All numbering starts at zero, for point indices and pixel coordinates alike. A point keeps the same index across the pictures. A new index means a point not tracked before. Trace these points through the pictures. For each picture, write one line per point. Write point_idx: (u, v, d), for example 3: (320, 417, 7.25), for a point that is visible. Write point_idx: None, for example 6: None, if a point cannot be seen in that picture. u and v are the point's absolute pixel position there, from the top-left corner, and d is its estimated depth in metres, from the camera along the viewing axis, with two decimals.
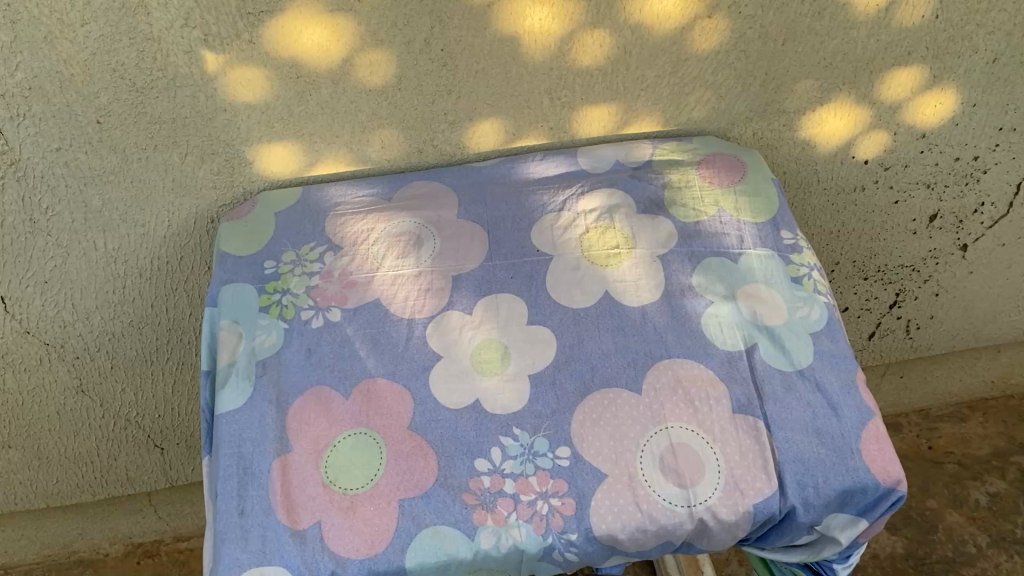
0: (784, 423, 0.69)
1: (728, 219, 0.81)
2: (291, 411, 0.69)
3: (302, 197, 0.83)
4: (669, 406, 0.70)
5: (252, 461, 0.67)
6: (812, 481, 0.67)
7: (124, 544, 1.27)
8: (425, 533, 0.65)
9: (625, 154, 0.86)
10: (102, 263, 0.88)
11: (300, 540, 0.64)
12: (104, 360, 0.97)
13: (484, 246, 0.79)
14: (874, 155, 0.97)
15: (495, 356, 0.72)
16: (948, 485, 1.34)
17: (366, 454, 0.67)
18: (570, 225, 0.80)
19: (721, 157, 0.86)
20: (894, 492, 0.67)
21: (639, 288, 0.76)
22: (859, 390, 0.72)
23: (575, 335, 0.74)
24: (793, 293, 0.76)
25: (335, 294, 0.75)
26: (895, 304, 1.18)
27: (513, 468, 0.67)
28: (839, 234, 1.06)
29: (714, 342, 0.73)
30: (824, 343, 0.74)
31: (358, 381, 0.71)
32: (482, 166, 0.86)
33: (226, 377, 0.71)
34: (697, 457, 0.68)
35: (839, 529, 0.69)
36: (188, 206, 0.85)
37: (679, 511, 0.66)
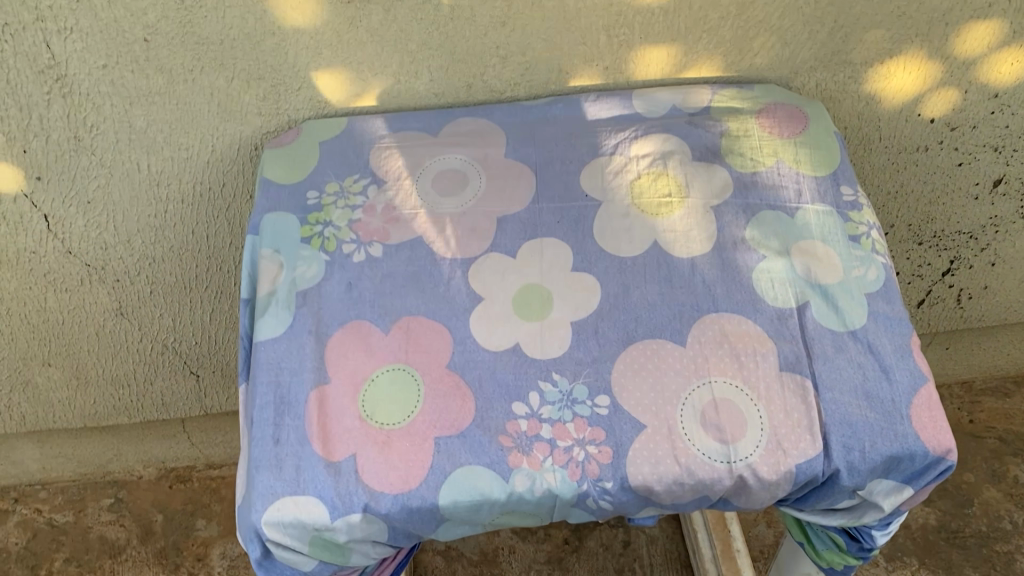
0: (832, 384, 0.67)
1: (786, 171, 0.78)
2: (330, 342, 0.68)
3: (347, 129, 0.81)
4: (714, 360, 0.68)
5: (289, 390, 0.66)
6: (859, 444, 0.65)
7: (157, 468, 1.29)
8: (460, 472, 0.64)
9: (682, 100, 0.83)
10: (145, 185, 0.87)
11: (334, 472, 0.63)
12: (144, 284, 0.97)
13: (532, 187, 0.77)
14: (942, 113, 0.93)
15: (538, 301, 0.71)
16: (987, 460, 1.31)
17: (404, 390, 0.66)
18: (621, 171, 0.78)
19: (783, 107, 0.82)
20: (943, 461, 0.65)
21: (690, 238, 0.74)
22: (913, 355, 0.69)
23: (620, 283, 0.72)
24: (851, 252, 0.73)
25: (377, 229, 0.74)
26: (949, 271, 1.14)
27: (551, 414, 0.66)
28: (896, 195, 1.02)
29: (765, 299, 0.71)
30: (880, 305, 0.71)
31: (399, 317, 0.70)
32: (533, 105, 0.83)
33: (266, 306, 0.70)
34: (740, 414, 0.66)
35: (882, 496, 0.67)
36: (232, 132, 0.84)
37: (718, 467, 0.65)
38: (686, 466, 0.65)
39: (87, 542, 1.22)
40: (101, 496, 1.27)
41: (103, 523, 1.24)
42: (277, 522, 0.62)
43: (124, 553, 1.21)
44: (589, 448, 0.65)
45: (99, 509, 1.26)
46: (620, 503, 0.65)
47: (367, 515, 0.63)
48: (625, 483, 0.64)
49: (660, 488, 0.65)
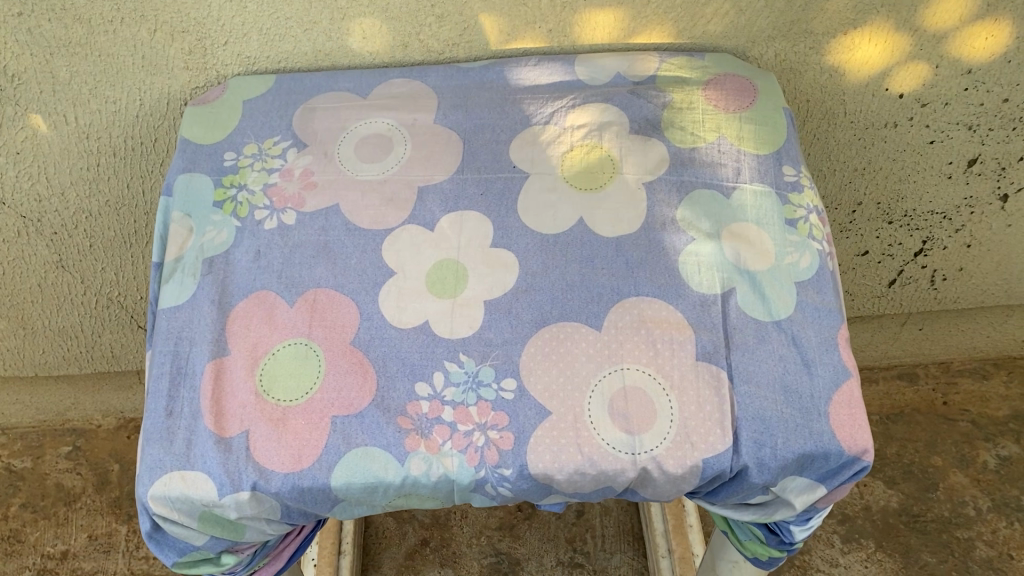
0: (749, 377, 0.64)
1: (728, 147, 0.74)
2: (233, 313, 0.66)
3: (274, 87, 0.78)
4: (628, 346, 0.65)
5: (186, 361, 0.65)
6: (771, 441, 0.63)
7: (116, 418, 1.30)
8: (355, 453, 0.62)
9: (628, 67, 0.79)
10: (75, 138, 0.85)
11: (225, 448, 0.62)
12: (84, 237, 0.95)
13: (459, 156, 0.73)
14: (911, 89, 0.88)
15: (452, 278, 0.68)
16: (957, 444, 1.28)
17: (303, 366, 0.64)
18: (554, 141, 0.74)
19: (732, 79, 0.78)
20: (857, 461, 0.63)
21: (617, 216, 0.71)
22: (840, 348, 0.66)
23: (540, 262, 0.69)
24: (785, 237, 0.70)
25: (292, 195, 0.71)
26: (921, 252, 1.10)
27: (454, 396, 0.64)
28: (864, 172, 0.98)
29: (689, 283, 0.67)
30: (809, 295, 0.68)
31: (306, 289, 0.67)
32: (471, 67, 0.80)
33: (172, 273, 0.69)
34: (650, 404, 0.63)
35: (795, 493, 0.65)
36: (160, 86, 0.81)
37: (622, 459, 0.62)
38: (589, 456, 0.62)
39: (43, 488, 1.23)
40: (59, 444, 1.28)
41: (60, 470, 1.25)
42: (163, 496, 0.61)
43: (79, 501, 1.22)
44: (490, 433, 0.63)
45: (57, 456, 1.26)
46: (521, 490, 0.63)
47: (257, 493, 0.61)
48: (524, 470, 0.62)
49: (561, 477, 0.63)
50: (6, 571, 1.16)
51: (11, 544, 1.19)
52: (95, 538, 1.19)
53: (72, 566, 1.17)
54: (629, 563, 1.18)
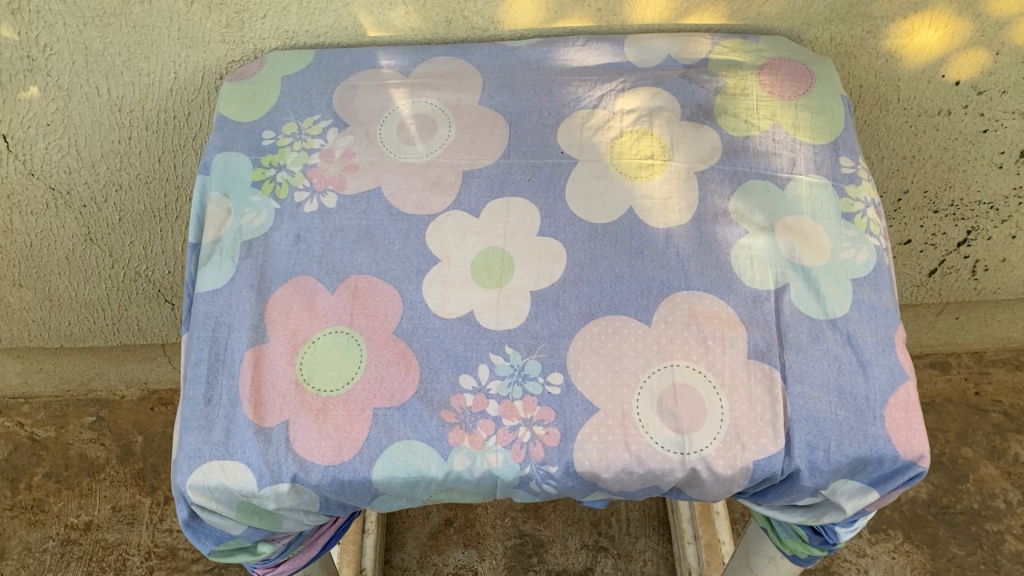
0: (803, 377, 0.62)
1: (783, 136, 0.71)
2: (272, 299, 0.65)
3: (313, 63, 0.76)
4: (678, 342, 0.63)
5: (225, 348, 0.63)
6: (824, 444, 0.61)
7: (139, 389, 1.29)
8: (397, 447, 0.61)
9: (679, 49, 0.76)
10: (107, 110, 0.83)
11: (265, 438, 0.60)
12: (113, 210, 0.94)
13: (505, 140, 0.71)
14: (969, 76, 0.85)
15: (498, 266, 0.66)
16: (988, 435, 1.26)
17: (344, 355, 0.63)
18: (603, 126, 0.72)
19: (788, 64, 0.75)
20: (912, 467, 0.61)
21: (668, 207, 0.68)
22: (896, 349, 0.64)
23: (588, 252, 0.67)
24: (842, 232, 0.67)
25: (333, 176, 0.69)
26: (965, 242, 1.07)
27: (500, 389, 0.62)
28: (913, 160, 0.95)
29: (742, 278, 0.65)
30: (865, 293, 0.66)
31: (347, 275, 0.65)
32: (516, 46, 0.77)
33: (209, 255, 0.67)
34: (701, 403, 0.62)
35: (845, 497, 0.63)
36: (195, 59, 0.78)
37: (671, 458, 0.61)
38: (637, 455, 0.61)
39: (67, 458, 1.23)
40: (83, 414, 1.27)
41: (83, 441, 1.25)
42: (202, 486, 0.60)
43: (103, 472, 1.22)
44: (536, 429, 0.61)
45: (81, 426, 1.26)
46: (565, 486, 0.62)
47: (297, 485, 0.60)
48: (570, 468, 0.61)
49: (607, 475, 0.61)
50: (30, 541, 1.17)
51: (35, 514, 1.19)
52: (119, 510, 1.19)
53: (96, 538, 1.17)
54: (654, 548, 1.17)
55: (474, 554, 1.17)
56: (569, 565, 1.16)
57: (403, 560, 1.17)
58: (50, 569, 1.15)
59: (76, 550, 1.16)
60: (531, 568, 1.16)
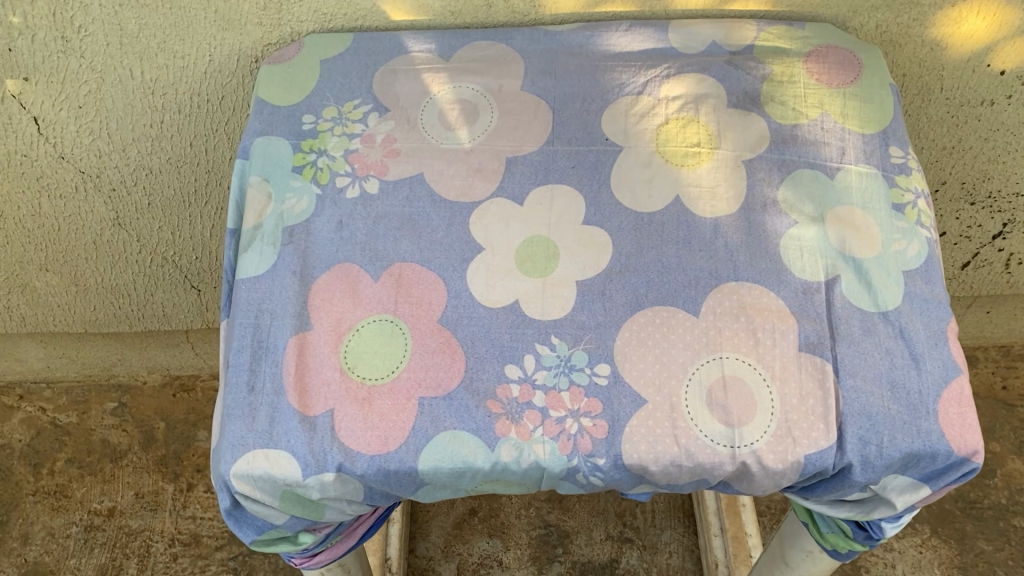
0: (855, 371, 0.61)
1: (831, 125, 0.70)
2: (315, 286, 0.64)
3: (352, 46, 0.74)
4: (728, 334, 0.62)
5: (268, 335, 0.62)
6: (877, 439, 0.60)
7: (161, 375, 1.28)
8: (443, 437, 0.60)
9: (724, 35, 0.75)
10: (140, 93, 0.82)
11: (310, 427, 0.59)
12: (142, 195, 0.93)
13: (548, 126, 0.70)
14: (1014, 66, 0.83)
15: (543, 255, 0.65)
16: (1015, 430, 1.26)
17: (389, 343, 0.62)
18: (648, 113, 0.70)
19: (836, 51, 0.74)
20: (966, 462, 0.60)
21: (716, 196, 0.67)
22: (948, 343, 0.63)
23: (634, 242, 0.66)
24: (893, 223, 0.66)
25: (375, 162, 0.68)
26: (1000, 234, 1.06)
27: (546, 380, 0.61)
28: (953, 151, 0.93)
29: (792, 270, 0.64)
30: (917, 285, 0.64)
31: (391, 263, 0.64)
32: (557, 31, 0.76)
33: (250, 241, 0.66)
34: (751, 395, 0.61)
35: (896, 493, 0.62)
36: (231, 42, 0.77)
37: (720, 451, 0.60)
38: (686, 448, 0.60)
39: (89, 444, 1.23)
40: (105, 400, 1.26)
41: (105, 426, 1.24)
42: (246, 475, 0.59)
43: (125, 458, 1.22)
44: (583, 421, 0.60)
45: (103, 412, 1.25)
46: (612, 479, 0.61)
47: (342, 475, 0.59)
48: (619, 460, 0.60)
49: (656, 468, 0.60)
50: (54, 526, 1.16)
51: (58, 499, 1.18)
52: (142, 496, 1.18)
53: (119, 524, 1.16)
54: (679, 540, 1.16)
55: (498, 544, 1.16)
56: (594, 556, 1.15)
57: (427, 550, 1.16)
58: (74, 554, 1.14)
59: (99, 536, 1.16)
60: (555, 558, 1.15)
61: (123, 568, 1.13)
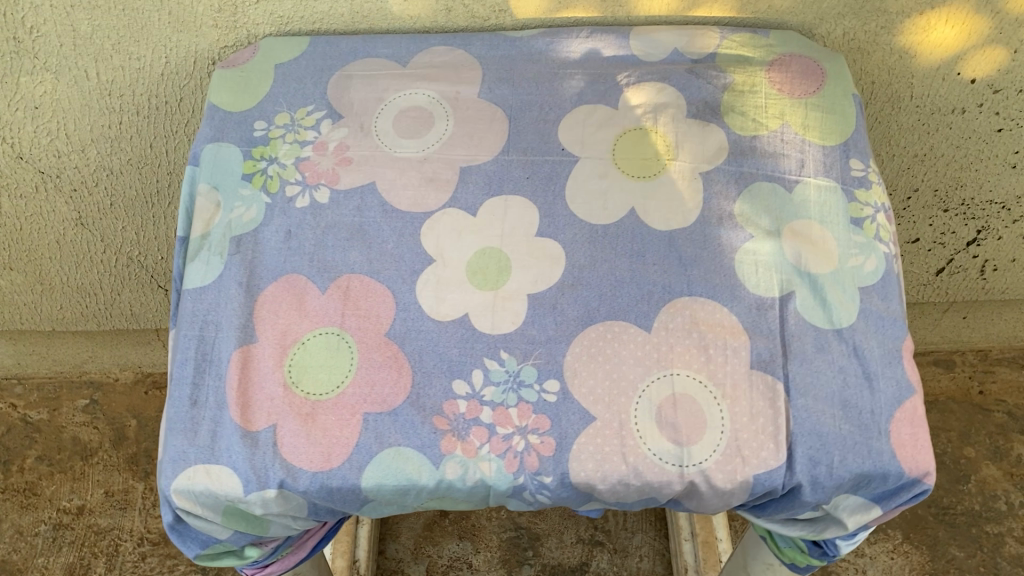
0: (807, 389, 0.61)
1: (792, 137, 0.69)
2: (261, 298, 0.63)
3: (308, 51, 0.73)
4: (679, 350, 0.61)
5: (212, 348, 0.62)
6: (827, 459, 0.59)
7: (133, 372, 1.27)
8: (387, 454, 0.59)
9: (686, 43, 0.74)
10: (96, 94, 0.81)
11: (251, 442, 0.59)
12: (104, 196, 0.92)
13: (504, 135, 0.69)
14: (985, 74, 0.82)
15: (495, 268, 0.64)
16: (991, 436, 1.25)
17: (334, 357, 0.61)
18: (606, 122, 0.69)
19: (799, 60, 0.73)
20: (917, 483, 0.60)
21: (671, 208, 0.66)
22: (903, 361, 0.62)
23: (588, 255, 0.65)
24: (850, 238, 0.65)
25: (326, 170, 0.67)
26: (974, 241, 1.05)
27: (494, 396, 0.60)
28: (924, 158, 0.93)
29: (746, 285, 0.63)
30: (873, 302, 0.64)
31: (339, 274, 0.64)
32: (517, 37, 0.74)
33: (197, 251, 0.65)
34: (701, 413, 0.60)
35: (848, 512, 0.61)
36: (187, 44, 0.76)
37: (668, 470, 0.59)
38: (634, 466, 0.59)
39: (59, 441, 1.22)
40: (76, 397, 1.26)
41: (76, 424, 1.23)
42: (187, 490, 0.58)
43: (96, 456, 1.21)
44: (530, 438, 0.60)
45: (74, 409, 1.25)
46: (560, 497, 0.61)
47: (284, 491, 0.58)
48: (565, 478, 0.59)
49: (603, 486, 0.60)
50: (22, 524, 1.16)
51: (27, 497, 1.18)
52: (111, 495, 1.18)
53: (88, 522, 1.16)
54: (650, 544, 1.16)
55: (468, 547, 1.16)
56: (564, 559, 1.15)
57: (397, 551, 1.16)
58: (42, 553, 1.14)
59: (68, 535, 1.15)
60: (525, 561, 1.15)
61: (91, 567, 1.13)
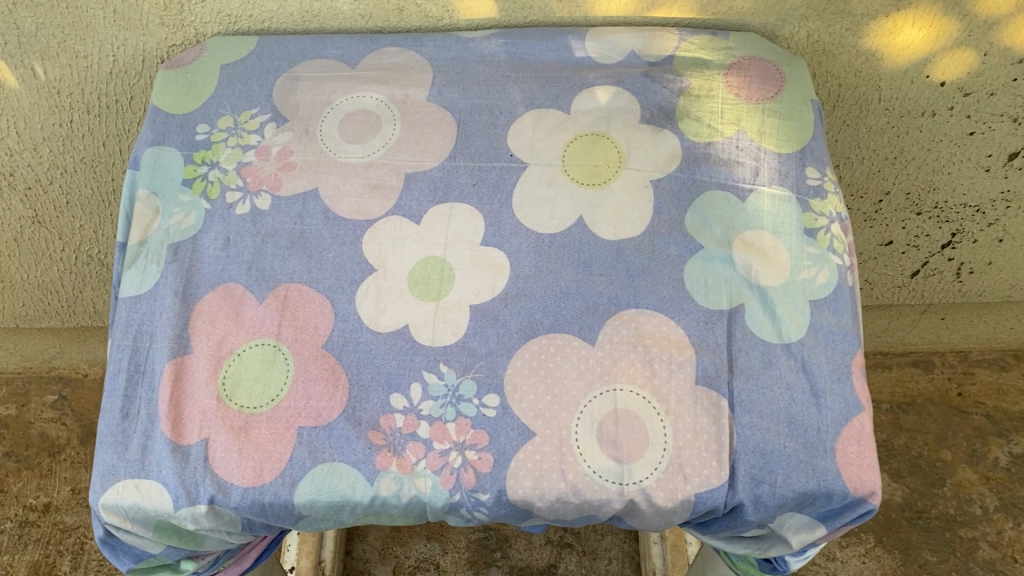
0: (752, 406, 0.59)
1: (747, 144, 0.67)
2: (197, 307, 0.61)
3: (255, 51, 0.72)
4: (623, 365, 0.60)
5: (146, 358, 0.61)
6: (770, 478, 0.58)
7: (103, 368, 1.26)
8: (321, 469, 0.58)
9: (644, 45, 0.72)
10: (44, 92, 0.79)
11: (182, 457, 0.57)
12: (59, 194, 0.91)
13: (452, 140, 0.67)
14: (954, 77, 0.80)
15: (437, 278, 0.62)
16: (969, 438, 1.24)
17: (270, 369, 0.59)
18: (557, 127, 0.67)
19: (758, 64, 0.71)
20: (863, 503, 0.59)
21: (620, 217, 0.64)
22: (853, 377, 0.61)
23: (533, 264, 0.63)
24: (803, 249, 0.64)
25: (268, 176, 0.65)
26: (949, 244, 1.03)
27: (432, 410, 0.59)
28: (895, 161, 0.91)
29: (694, 298, 0.62)
30: (823, 316, 0.62)
31: (277, 284, 0.62)
32: (470, 38, 0.73)
33: (134, 258, 0.64)
34: (643, 430, 0.58)
35: (793, 531, 0.60)
36: (133, 42, 0.74)
37: (608, 488, 0.58)
38: (573, 483, 0.58)
39: (27, 437, 1.21)
40: (45, 392, 1.25)
41: (44, 420, 1.23)
42: (116, 505, 0.57)
43: (63, 452, 1.20)
44: (468, 454, 0.58)
45: (42, 405, 1.24)
46: (498, 513, 0.59)
47: (215, 507, 0.57)
48: (503, 496, 0.58)
49: (541, 504, 0.59)
50: None
51: None
52: (78, 492, 1.17)
53: (54, 520, 1.15)
54: (620, 546, 1.15)
55: (436, 547, 1.15)
56: (533, 561, 1.14)
57: (364, 551, 1.15)
58: (7, 551, 1.13)
59: (33, 532, 1.15)
60: (493, 563, 1.14)
61: (56, 566, 1.12)
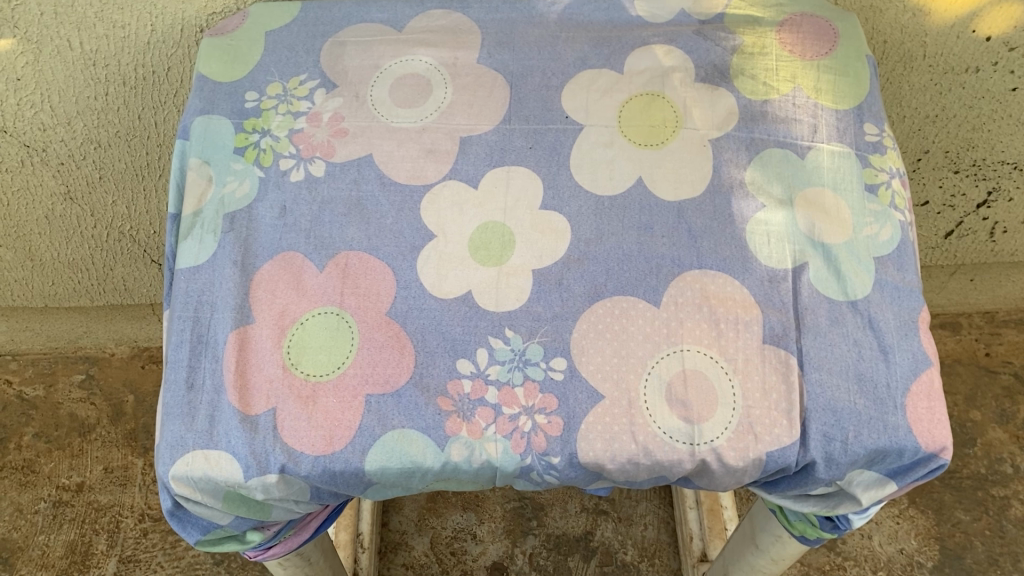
0: (821, 363, 0.59)
1: (804, 101, 0.66)
2: (257, 277, 0.61)
3: (299, 17, 0.70)
4: (689, 325, 0.59)
5: (207, 329, 0.60)
6: (842, 435, 0.58)
7: (130, 347, 1.30)
8: (390, 436, 0.57)
9: (693, 3, 0.71)
10: (80, 64, 0.78)
11: (251, 427, 0.57)
12: (92, 170, 0.92)
13: (505, 102, 0.66)
14: (1000, 31, 0.81)
15: (497, 243, 0.62)
16: (997, 398, 1.24)
17: (334, 337, 0.59)
18: (612, 87, 0.67)
19: (810, 20, 0.70)
20: (934, 459, 0.58)
21: (680, 177, 0.64)
22: (919, 333, 0.61)
23: (594, 227, 0.62)
24: (865, 206, 0.63)
25: (321, 143, 0.65)
26: (984, 204, 1.09)
27: (499, 375, 0.58)
28: (936, 119, 0.93)
29: (757, 256, 0.61)
30: (888, 272, 0.62)
31: (337, 252, 0.61)
32: None
33: (190, 228, 0.63)
34: (712, 390, 0.58)
35: (862, 488, 0.60)
36: (172, 11, 0.73)
37: (679, 449, 0.58)
38: (643, 445, 0.57)
39: (56, 418, 1.24)
40: (72, 371, 1.28)
41: (73, 400, 1.26)
42: (185, 477, 0.57)
43: (94, 432, 1.23)
44: (538, 417, 0.58)
45: (70, 385, 1.27)
46: (568, 477, 0.59)
47: (285, 476, 0.57)
48: (574, 459, 0.58)
49: (612, 466, 0.58)
50: (21, 502, 1.18)
51: (26, 475, 1.20)
52: (111, 471, 1.20)
53: (88, 499, 1.18)
54: (654, 512, 1.17)
55: (473, 517, 1.17)
56: (568, 529, 1.15)
57: (401, 523, 1.16)
58: (42, 531, 1.16)
59: (68, 512, 1.17)
60: (530, 531, 1.15)
61: (93, 544, 1.15)
